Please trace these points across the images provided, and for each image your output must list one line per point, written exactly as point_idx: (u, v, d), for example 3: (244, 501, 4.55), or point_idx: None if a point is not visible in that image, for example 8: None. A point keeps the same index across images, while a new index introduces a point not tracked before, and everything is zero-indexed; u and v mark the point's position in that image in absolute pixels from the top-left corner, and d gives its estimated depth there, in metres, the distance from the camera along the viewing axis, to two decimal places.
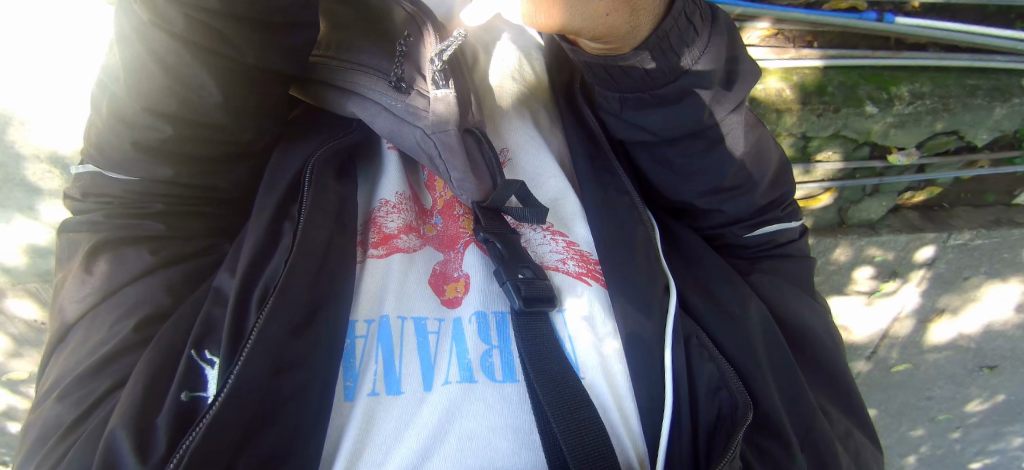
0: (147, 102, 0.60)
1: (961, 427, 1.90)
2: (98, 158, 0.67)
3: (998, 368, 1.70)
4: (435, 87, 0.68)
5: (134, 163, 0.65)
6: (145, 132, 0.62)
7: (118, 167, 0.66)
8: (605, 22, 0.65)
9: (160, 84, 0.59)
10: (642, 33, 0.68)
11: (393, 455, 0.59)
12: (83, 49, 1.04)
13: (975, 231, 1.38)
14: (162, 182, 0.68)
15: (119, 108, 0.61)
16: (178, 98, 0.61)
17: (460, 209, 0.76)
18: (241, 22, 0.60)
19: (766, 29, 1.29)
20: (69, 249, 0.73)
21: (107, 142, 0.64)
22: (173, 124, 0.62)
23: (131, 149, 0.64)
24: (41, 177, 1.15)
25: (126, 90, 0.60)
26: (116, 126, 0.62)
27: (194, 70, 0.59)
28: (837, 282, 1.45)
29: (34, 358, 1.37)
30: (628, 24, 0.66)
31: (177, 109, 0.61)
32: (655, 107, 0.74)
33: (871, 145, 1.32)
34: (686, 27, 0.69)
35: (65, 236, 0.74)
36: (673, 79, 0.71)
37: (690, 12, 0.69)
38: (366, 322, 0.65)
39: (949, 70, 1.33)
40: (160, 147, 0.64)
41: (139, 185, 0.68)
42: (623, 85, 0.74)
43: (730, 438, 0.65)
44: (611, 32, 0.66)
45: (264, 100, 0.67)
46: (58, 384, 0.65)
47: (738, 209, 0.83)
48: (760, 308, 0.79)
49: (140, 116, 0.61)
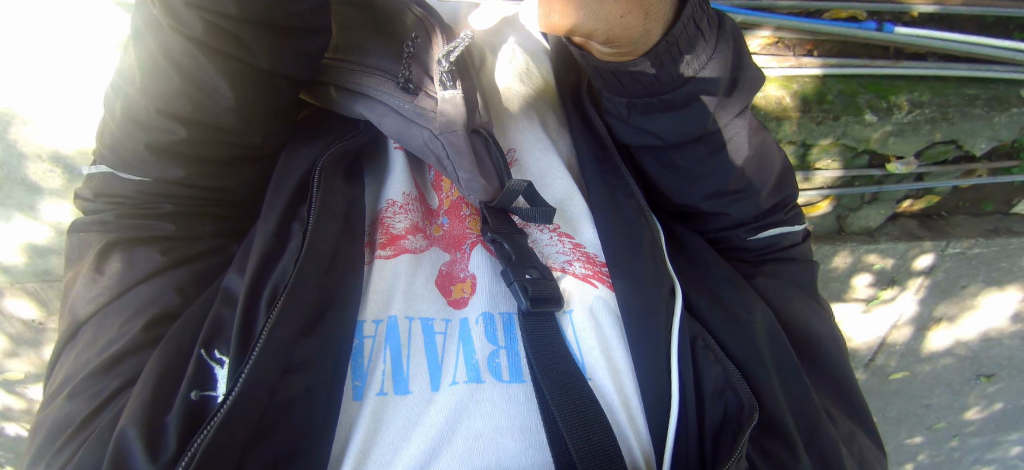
0: (159, 104, 0.60)
1: (958, 435, 1.90)
2: (109, 158, 0.67)
3: (995, 376, 1.71)
4: (442, 88, 0.69)
5: (144, 163, 0.66)
6: (156, 133, 0.62)
7: (129, 168, 0.67)
8: (619, 24, 0.66)
9: (173, 85, 0.59)
10: (653, 37, 0.69)
11: (402, 454, 0.59)
12: (87, 48, 1.05)
13: (973, 239, 1.39)
14: (171, 183, 0.68)
15: (131, 109, 0.61)
16: (190, 100, 0.61)
17: (467, 209, 0.76)
18: (263, 29, 0.60)
19: (767, 37, 1.31)
20: (78, 250, 0.73)
21: (118, 143, 0.65)
22: (185, 126, 0.63)
23: (143, 150, 0.64)
24: (43, 177, 1.15)
25: (139, 92, 0.60)
26: (127, 126, 0.63)
27: (207, 72, 0.60)
28: (836, 289, 1.46)
29: (30, 358, 1.37)
30: (641, 28, 0.68)
31: (189, 110, 0.61)
32: (660, 112, 0.75)
33: (870, 153, 1.33)
34: (694, 34, 0.70)
35: (75, 236, 0.74)
36: (680, 85, 0.72)
37: (698, 19, 0.70)
38: (374, 322, 0.65)
39: (948, 80, 1.34)
40: (172, 148, 0.64)
41: (149, 184, 0.68)
42: (631, 89, 0.74)
43: (736, 438, 0.65)
44: (624, 35, 0.67)
45: (274, 102, 0.67)
46: (66, 384, 0.65)
47: (741, 213, 0.83)
48: (764, 312, 0.79)
49: (152, 118, 0.61)
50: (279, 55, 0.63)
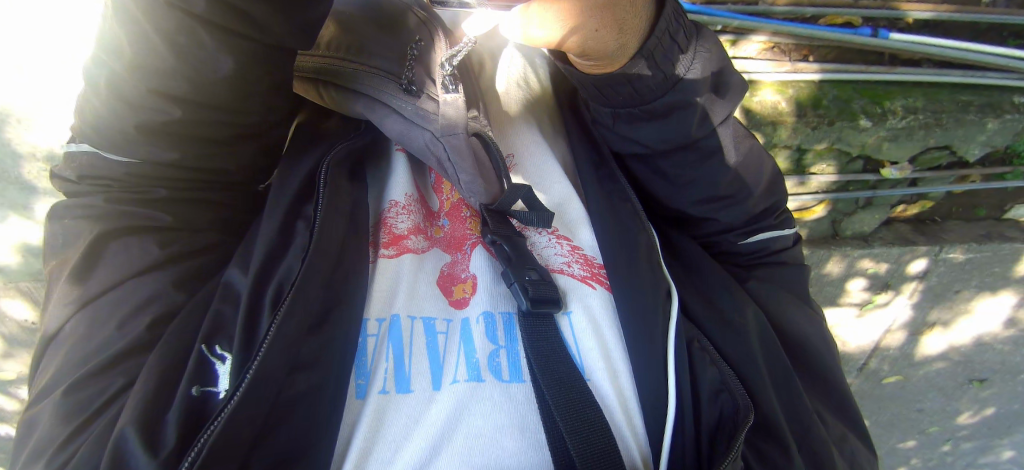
0: (155, 84, 0.57)
1: (951, 439, 1.92)
2: (92, 136, 0.63)
3: (988, 381, 1.73)
4: (444, 91, 0.70)
5: (133, 145, 0.63)
6: (150, 113, 0.60)
7: (116, 148, 0.64)
8: (593, 37, 0.68)
9: (169, 66, 0.56)
10: (629, 50, 0.71)
11: (404, 452, 0.60)
12: (80, 44, 1.05)
13: (966, 245, 1.40)
14: (163, 165, 0.66)
15: (120, 87, 0.57)
16: (187, 80, 0.58)
17: (467, 211, 0.77)
18: (266, 5, 0.56)
19: (763, 42, 1.32)
20: (61, 239, 0.71)
21: (105, 123, 0.61)
22: (182, 108, 0.60)
23: (132, 131, 0.61)
24: (35, 175, 1.15)
25: (128, 69, 0.56)
26: (115, 106, 0.59)
27: (208, 51, 0.57)
28: (831, 293, 1.47)
29: (24, 359, 1.36)
30: (616, 41, 0.70)
31: (186, 91, 0.59)
32: (645, 121, 0.76)
33: (865, 158, 1.35)
34: (669, 46, 0.71)
35: (59, 225, 0.72)
36: (661, 95, 0.73)
37: (673, 32, 0.71)
38: (378, 320, 0.66)
39: (942, 86, 1.36)
40: (163, 129, 0.62)
41: (140, 166, 0.66)
42: (611, 99, 0.75)
43: (731, 439, 0.66)
44: (598, 48, 0.69)
45: (273, 80, 0.64)
46: (57, 384, 0.64)
47: (732, 217, 0.84)
48: (758, 314, 0.80)
49: (147, 99, 0.58)
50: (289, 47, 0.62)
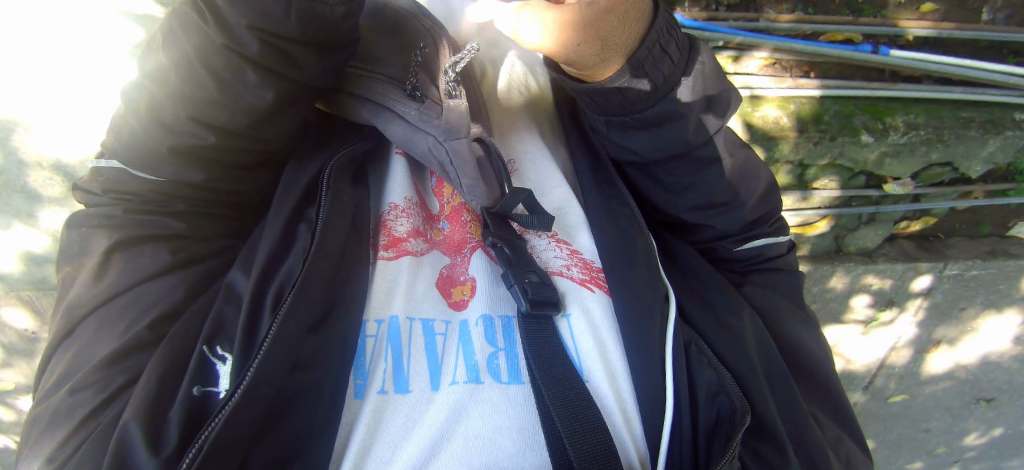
0: (194, 112, 0.61)
1: (959, 461, 1.90)
2: (121, 153, 0.66)
3: (995, 400, 1.71)
4: (448, 97, 0.68)
5: (160, 164, 0.65)
6: (184, 138, 0.63)
7: (141, 165, 0.66)
8: (575, 51, 0.68)
9: (211, 93, 0.60)
10: (613, 64, 0.71)
11: (401, 452, 0.60)
12: (92, 53, 1.07)
13: (970, 261, 1.40)
14: (188, 185, 0.68)
15: (157, 108, 0.61)
16: (224, 110, 0.61)
17: (467, 214, 0.77)
18: (309, 48, 0.60)
19: (765, 58, 1.33)
20: (77, 245, 0.72)
21: (138, 140, 0.64)
22: (213, 133, 0.63)
23: (164, 152, 0.64)
24: (42, 184, 1.16)
25: (168, 95, 0.60)
26: (149, 126, 0.62)
27: (249, 88, 0.61)
28: (835, 310, 1.47)
29: (21, 369, 1.36)
30: (599, 55, 0.70)
31: (221, 118, 0.62)
32: (636, 129, 0.76)
33: (867, 174, 1.36)
34: (659, 57, 0.71)
35: (74, 232, 0.73)
36: (653, 104, 0.73)
37: (664, 44, 0.72)
38: (377, 322, 0.66)
39: (944, 102, 1.36)
40: (193, 151, 0.64)
41: (162, 185, 0.68)
42: (604, 107, 0.76)
43: (729, 440, 0.66)
44: (580, 61, 0.70)
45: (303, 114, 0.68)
46: (61, 386, 0.64)
47: (726, 224, 0.85)
48: (752, 317, 0.81)
49: (180, 122, 0.62)
50: (319, 83, 0.65)
